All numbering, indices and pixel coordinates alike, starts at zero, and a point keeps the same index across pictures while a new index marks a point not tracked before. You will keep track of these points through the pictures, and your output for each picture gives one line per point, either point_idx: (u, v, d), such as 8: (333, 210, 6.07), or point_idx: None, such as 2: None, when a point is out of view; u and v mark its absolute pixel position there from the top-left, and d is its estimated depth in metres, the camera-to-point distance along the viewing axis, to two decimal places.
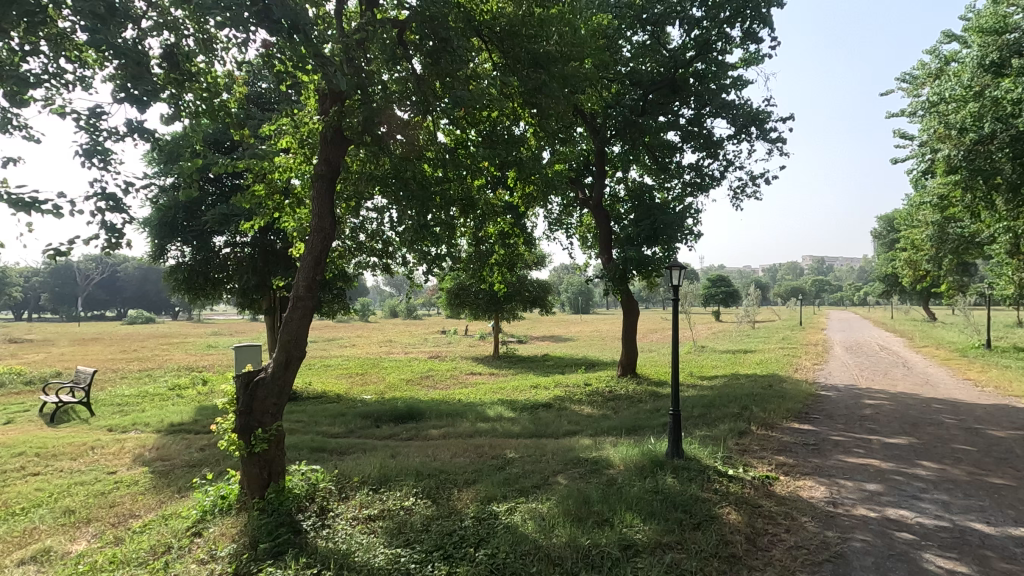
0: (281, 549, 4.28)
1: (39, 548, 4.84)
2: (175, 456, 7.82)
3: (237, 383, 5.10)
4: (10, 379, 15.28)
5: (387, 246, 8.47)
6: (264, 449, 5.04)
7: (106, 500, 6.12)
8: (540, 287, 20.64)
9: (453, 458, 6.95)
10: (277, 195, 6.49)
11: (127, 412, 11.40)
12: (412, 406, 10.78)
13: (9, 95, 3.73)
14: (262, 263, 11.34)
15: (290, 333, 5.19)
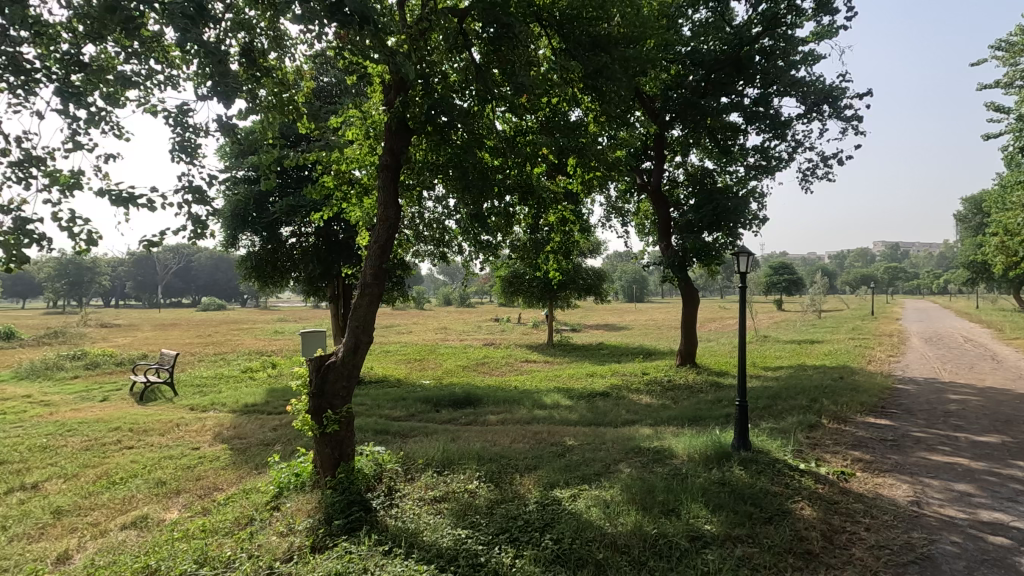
0: (354, 526, 4.47)
1: (138, 514, 5.27)
2: (251, 434, 8.29)
3: (309, 367, 5.36)
4: (104, 360, 16.65)
5: (444, 234, 8.57)
6: (336, 430, 5.26)
7: (193, 473, 6.59)
8: (594, 275, 20.41)
9: (513, 444, 7.02)
10: (343, 185, 6.69)
11: (206, 392, 12.20)
12: (470, 392, 10.98)
13: (106, 96, 3.98)
14: (326, 253, 11.76)
15: (358, 319, 5.37)
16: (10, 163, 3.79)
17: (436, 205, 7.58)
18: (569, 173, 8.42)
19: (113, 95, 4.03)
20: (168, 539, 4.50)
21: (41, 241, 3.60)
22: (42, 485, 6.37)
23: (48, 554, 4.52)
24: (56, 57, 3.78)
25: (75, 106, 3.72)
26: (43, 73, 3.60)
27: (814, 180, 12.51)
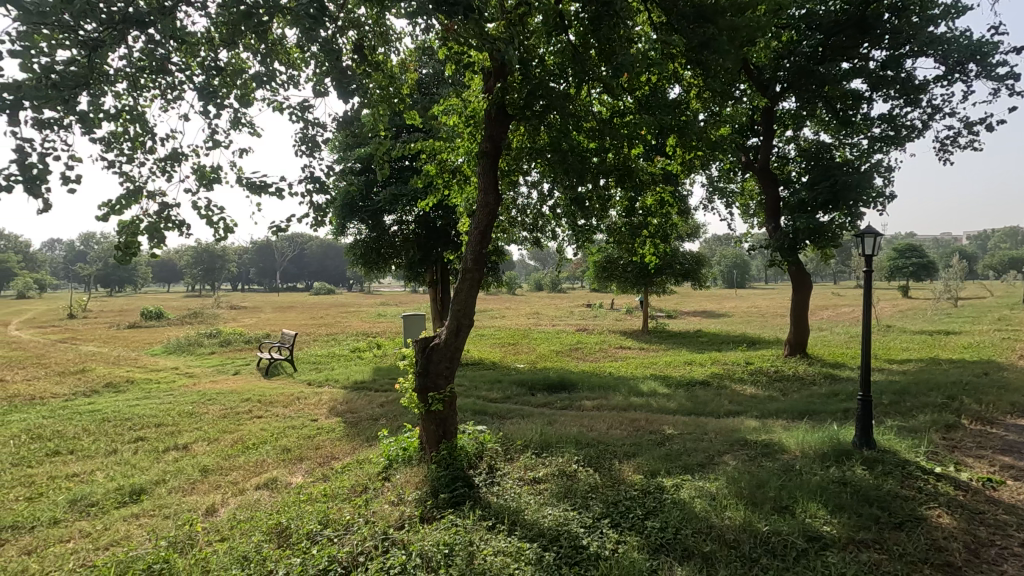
0: (458, 500, 4.66)
1: (270, 477, 5.88)
2: (361, 409, 8.90)
3: (415, 347, 5.63)
4: (235, 338, 18.60)
5: (539, 220, 8.57)
6: (440, 409, 5.50)
7: (313, 442, 7.22)
8: (693, 260, 19.54)
9: (610, 430, 6.95)
10: (445, 173, 6.89)
11: (321, 369, 13.27)
12: (564, 376, 11.03)
13: (239, 97, 4.35)
14: (425, 239, 12.27)
15: (459, 303, 5.54)
16: (157, 160, 4.21)
17: (533, 190, 7.60)
18: (670, 154, 8.04)
19: (245, 96, 4.38)
20: (296, 501, 4.98)
21: (180, 227, 4.02)
22: (191, 446, 7.29)
23: (199, 506, 5.17)
24: (199, 63, 4.15)
25: (215, 109, 4.10)
26: (189, 79, 3.97)
27: (955, 150, 11.08)
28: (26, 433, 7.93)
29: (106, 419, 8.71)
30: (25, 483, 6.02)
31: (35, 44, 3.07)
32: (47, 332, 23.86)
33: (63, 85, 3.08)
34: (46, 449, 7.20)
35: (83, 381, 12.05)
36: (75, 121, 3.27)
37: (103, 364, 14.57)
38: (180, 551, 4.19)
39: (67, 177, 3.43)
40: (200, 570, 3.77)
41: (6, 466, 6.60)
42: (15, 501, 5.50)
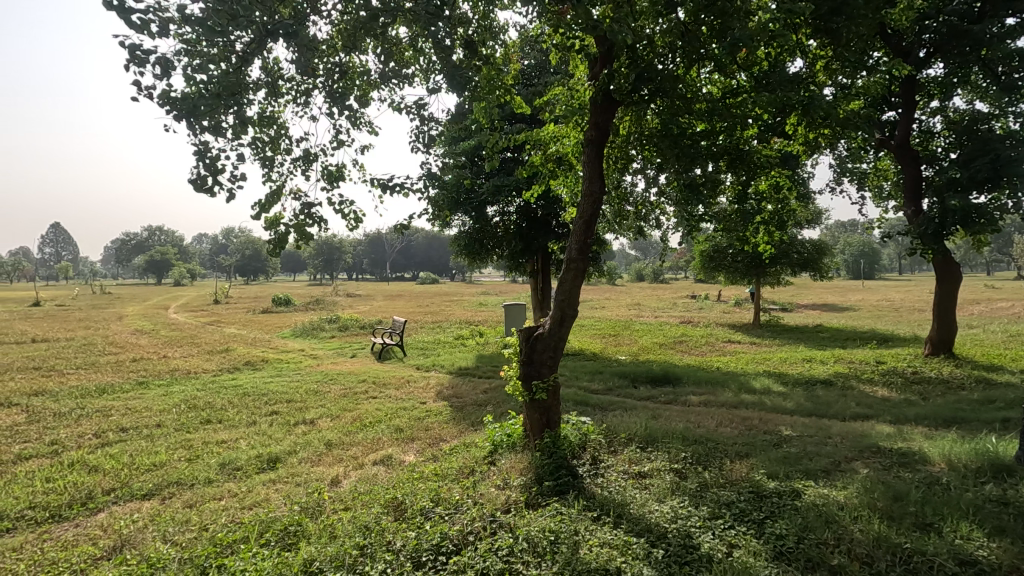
0: (563, 489, 4.69)
1: (385, 454, 6.29)
2: (466, 395, 9.24)
3: (520, 337, 5.72)
4: (351, 323, 20.08)
5: (643, 209, 8.31)
6: (544, 398, 5.54)
7: (423, 423, 7.63)
8: (813, 248, 17.95)
9: (720, 428, 6.63)
10: (550, 163, 6.90)
11: (428, 355, 13.94)
12: (668, 369, 10.68)
13: (360, 98, 4.63)
14: (527, 230, 12.38)
15: (563, 294, 5.52)
16: (293, 161, 4.58)
17: (638, 178, 7.37)
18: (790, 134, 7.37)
19: (364, 96, 4.64)
20: (410, 478, 5.29)
21: (315, 222, 4.33)
22: (317, 422, 7.99)
23: (325, 477, 5.67)
24: (325, 66, 4.44)
25: (341, 110, 4.39)
26: (318, 82, 4.26)
27: None
28: (185, 403, 9.14)
29: (247, 393, 9.80)
30: (185, 446, 6.94)
31: (196, 58, 3.45)
32: (199, 315, 27.31)
33: (222, 95, 3.45)
34: (201, 417, 8.26)
35: (227, 359, 13.64)
36: (232, 126, 3.64)
37: (244, 344, 16.38)
38: (311, 516, 4.61)
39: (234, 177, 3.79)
40: (328, 536, 4.12)
41: (171, 430, 7.65)
42: (178, 460, 6.37)
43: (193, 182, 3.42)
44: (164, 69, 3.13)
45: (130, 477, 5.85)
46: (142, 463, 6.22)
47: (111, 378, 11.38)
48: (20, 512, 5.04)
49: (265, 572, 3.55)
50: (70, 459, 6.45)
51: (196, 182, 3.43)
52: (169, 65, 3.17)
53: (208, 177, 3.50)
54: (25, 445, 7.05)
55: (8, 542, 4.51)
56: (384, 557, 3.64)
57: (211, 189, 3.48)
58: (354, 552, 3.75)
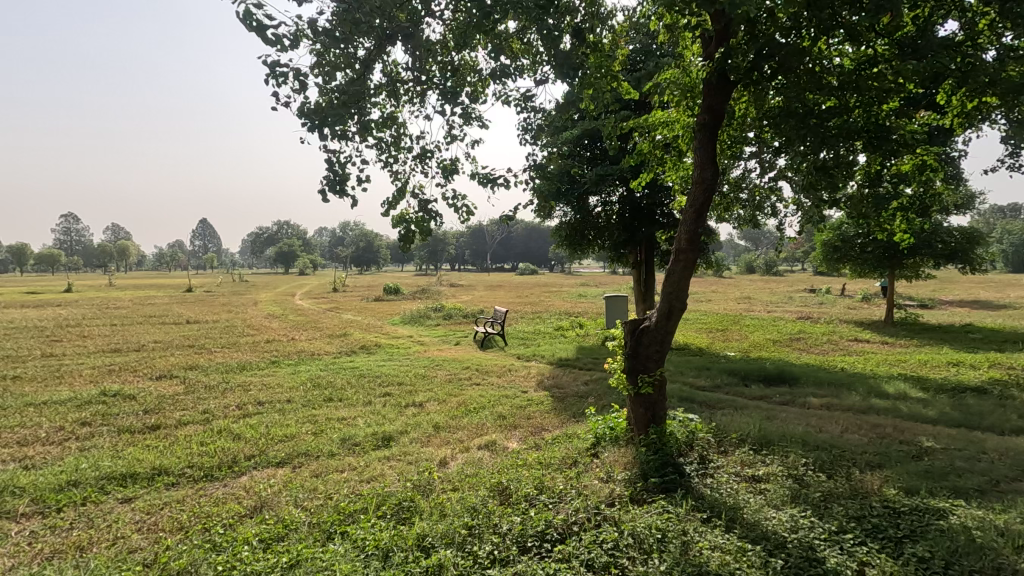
0: (670, 487, 4.54)
1: (489, 440, 6.49)
2: (566, 385, 9.26)
3: (624, 329, 5.63)
4: (455, 312, 20.84)
5: (758, 196, 7.75)
6: (650, 393, 5.40)
7: (525, 412, 7.76)
8: (963, 237, 15.72)
9: (845, 434, 6.07)
10: (658, 150, 6.67)
11: (529, 345, 14.12)
12: (784, 368, 9.94)
13: (471, 93, 4.71)
14: (630, 220, 12.05)
15: (672, 285, 5.31)
16: (413, 159, 4.69)
17: (753, 162, 6.89)
18: (941, 106, 6.46)
19: (474, 92, 4.72)
20: (514, 464, 5.41)
21: (435, 218, 4.33)
22: (425, 405, 8.40)
23: (435, 457, 5.96)
24: (438, 66, 4.54)
25: (453, 106, 4.51)
26: (432, 82, 4.40)
27: None
28: (310, 381, 10.03)
29: (362, 375, 10.55)
30: (311, 421, 7.63)
31: (326, 69, 3.68)
32: (321, 302, 29.74)
33: (348, 101, 3.66)
34: (324, 395, 9.02)
35: (345, 343, 14.76)
36: (358, 131, 3.86)
37: (359, 330, 17.64)
38: (422, 493, 4.88)
39: (361, 179, 3.94)
40: (438, 514, 4.32)
41: (299, 405, 8.45)
42: (305, 433, 7.01)
43: (326, 186, 3.60)
44: (301, 81, 3.35)
45: (266, 446, 6.54)
46: (277, 434, 6.94)
47: (249, 357, 12.78)
48: (181, 470, 5.82)
49: (383, 542, 3.82)
50: (218, 426, 7.34)
51: (326, 185, 3.64)
52: (304, 78, 3.36)
53: (339, 180, 3.66)
54: (184, 412, 8.14)
55: (174, 494, 5.24)
56: (491, 539, 3.75)
57: (339, 192, 3.68)
58: (463, 531, 3.90)
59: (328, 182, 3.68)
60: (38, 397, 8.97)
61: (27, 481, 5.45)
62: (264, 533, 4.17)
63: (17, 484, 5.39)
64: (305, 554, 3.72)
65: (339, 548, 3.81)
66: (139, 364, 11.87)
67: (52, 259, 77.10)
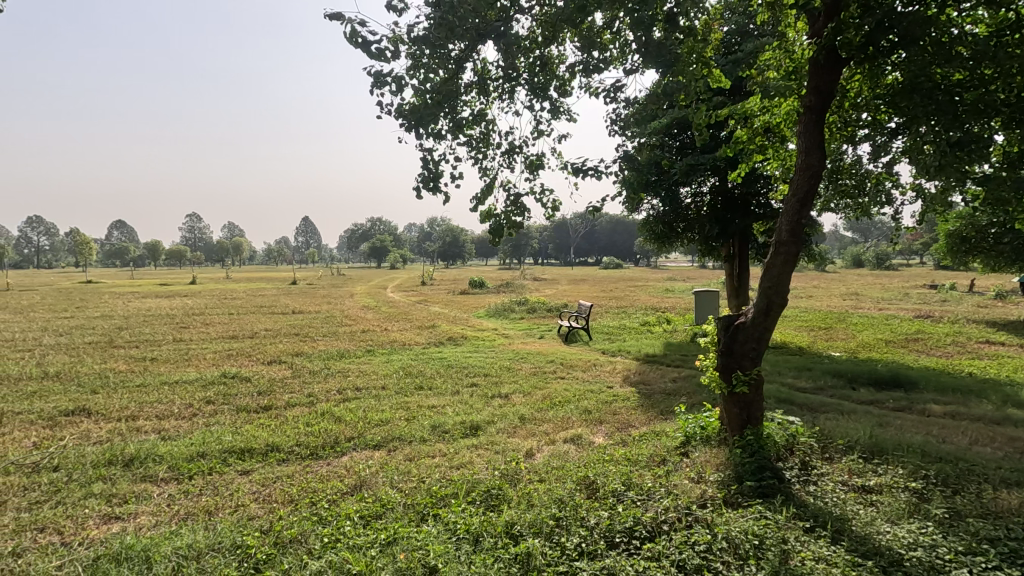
0: (767, 492, 4.30)
1: (575, 433, 6.49)
2: (654, 382, 9.04)
3: (718, 325, 5.40)
4: (539, 306, 20.95)
5: (871, 183, 7.10)
6: (745, 392, 5.14)
7: (611, 407, 7.67)
8: None
9: (974, 446, 5.44)
10: (757, 137, 6.29)
11: (614, 340, 13.91)
12: (899, 371, 9.08)
13: (559, 87, 4.64)
14: (723, 212, 11.49)
15: (771, 279, 4.98)
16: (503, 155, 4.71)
17: (866, 145, 6.31)
18: None
19: (563, 85, 4.64)
20: (601, 459, 5.37)
21: (523, 213, 4.33)
22: (510, 396, 8.54)
23: (521, 448, 6.06)
24: (527, 60, 4.51)
25: (542, 101, 4.47)
26: (521, 77, 4.41)
27: None
28: (403, 370, 10.53)
29: (450, 366, 10.90)
30: (404, 407, 8.02)
31: (420, 71, 3.79)
32: (410, 295, 30.94)
33: (441, 101, 3.75)
34: (415, 383, 9.45)
35: (433, 334, 15.31)
36: (450, 130, 3.94)
37: (447, 322, 18.24)
38: (510, 482, 4.98)
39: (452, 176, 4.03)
40: (526, 503, 4.39)
41: (393, 392, 8.90)
42: (399, 419, 7.38)
43: (420, 183, 3.73)
44: (399, 83, 3.50)
45: (364, 429, 6.97)
46: (373, 418, 7.36)
47: (348, 345, 13.63)
48: (291, 447, 6.35)
49: (473, 527, 3.95)
50: (322, 409, 7.92)
51: (421, 182, 3.77)
52: (402, 81, 3.50)
53: (432, 176, 3.77)
54: (292, 394, 8.86)
55: (284, 469, 5.72)
56: (579, 531, 3.77)
57: (432, 188, 3.80)
58: (550, 522, 3.95)
59: (422, 180, 3.81)
60: (172, 377, 10.11)
61: (164, 451, 6.17)
62: (363, 510, 4.45)
63: (157, 452, 6.13)
64: (401, 532, 3.93)
65: (432, 529, 3.99)
66: (252, 350, 13.02)
67: (180, 255, 86.33)
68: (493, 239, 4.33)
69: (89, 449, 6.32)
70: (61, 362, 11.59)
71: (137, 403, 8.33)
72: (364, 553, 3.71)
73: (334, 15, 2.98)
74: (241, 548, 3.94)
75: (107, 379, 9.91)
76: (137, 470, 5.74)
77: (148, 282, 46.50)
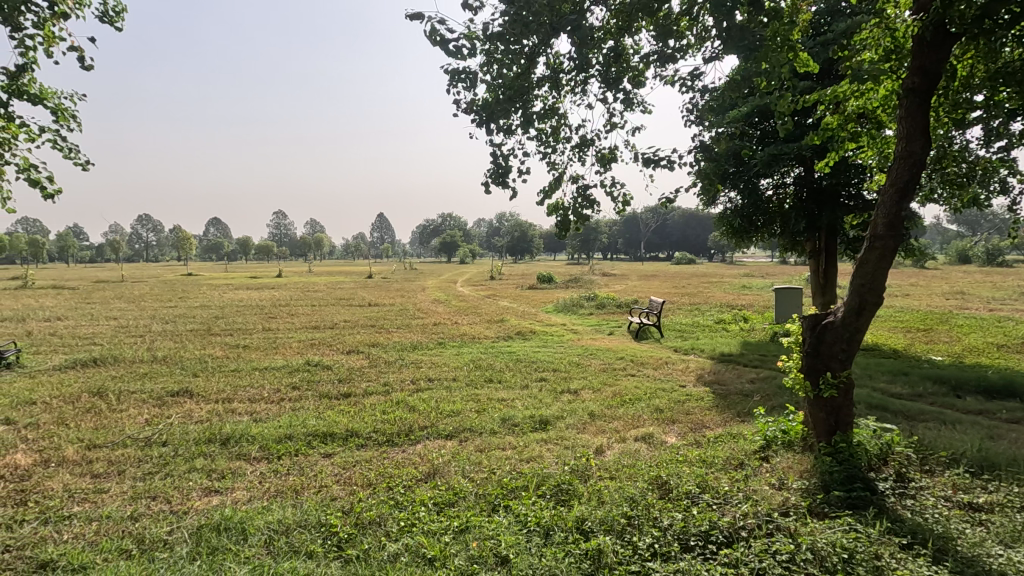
0: (858, 504, 4.02)
1: (646, 432, 6.36)
2: (729, 382, 8.69)
3: (803, 324, 5.10)
4: (608, 301, 20.67)
5: (983, 170, 6.42)
6: (832, 396, 4.84)
7: (684, 407, 7.45)
8: None
9: None
10: (850, 123, 5.86)
11: (687, 337, 13.48)
12: (1013, 378, 8.20)
13: (634, 78, 4.49)
14: (810, 205, 10.83)
15: (864, 276, 4.62)
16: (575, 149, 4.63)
17: (978, 129, 5.73)
18: None
19: (638, 76, 4.49)
20: (674, 460, 5.23)
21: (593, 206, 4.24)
22: (580, 392, 8.50)
23: (591, 445, 6.02)
24: (601, 51, 4.39)
25: (616, 93, 4.33)
26: (594, 70, 4.32)
27: None
28: (473, 363, 10.74)
29: (519, 360, 10.98)
30: (474, 399, 8.18)
31: (495, 66, 3.78)
32: (479, 289, 31.41)
33: (513, 96, 3.73)
34: (485, 376, 9.61)
35: (502, 329, 15.50)
36: (521, 125, 3.92)
37: (515, 316, 18.40)
38: (580, 478, 4.97)
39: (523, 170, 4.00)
40: (597, 500, 4.36)
41: (463, 384, 9.10)
42: (470, 411, 7.54)
43: (489, 176, 3.75)
44: (473, 79, 3.51)
45: (437, 419, 7.18)
46: (445, 409, 7.57)
47: (420, 337, 14.07)
48: (369, 433, 6.65)
49: (544, 520, 3.98)
50: (397, 398, 8.24)
51: (490, 176, 3.79)
52: (475, 77, 3.51)
53: (501, 169, 3.77)
54: (369, 383, 9.28)
55: (363, 454, 6.01)
56: (652, 532, 3.69)
57: (501, 182, 3.80)
58: (622, 520, 3.90)
59: (492, 173, 3.81)
60: (262, 363, 10.87)
61: (256, 432, 6.65)
62: (437, 497, 4.60)
63: (250, 433, 6.62)
64: (474, 521, 4.03)
65: (504, 519, 4.06)
66: (332, 340, 13.73)
67: (268, 250, 92.38)
68: (560, 233, 4.29)
69: (192, 427, 6.92)
70: (168, 347, 12.75)
71: (232, 387, 9.03)
72: (438, 539, 3.83)
73: (415, 15, 3.03)
74: (325, 526, 4.17)
75: (206, 364, 10.80)
76: (233, 448, 6.22)
77: (239, 275, 50.01)
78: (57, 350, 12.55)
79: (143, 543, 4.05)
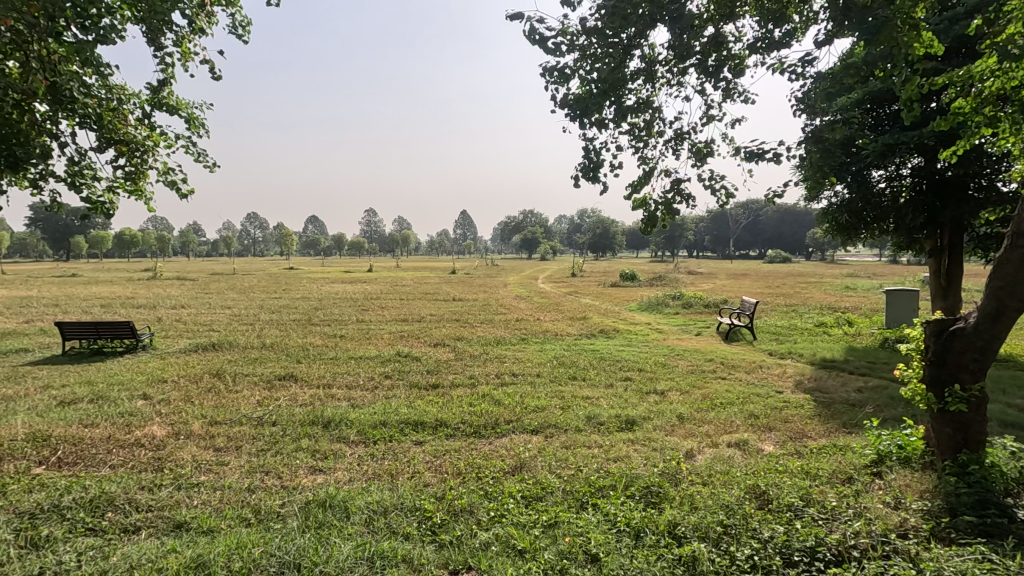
0: (992, 532, 3.59)
1: (741, 438, 6.08)
2: (833, 390, 8.08)
3: (927, 331, 4.65)
4: (695, 300, 19.91)
5: None
6: (961, 411, 4.38)
7: (782, 414, 7.02)
8: None
9: None
10: (989, 107, 5.23)
11: (783, 341, 12.69)
12: None
13: (736, 67, 4.23)
14: (931, 199, 9.84)
15: (1004, 279, 4.10)
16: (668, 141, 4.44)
17: None
18: None
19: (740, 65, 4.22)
20: (772, 469, 4.95)
21: (685, 201, 4.05)
22: (667, 393, 8.27)
23: (681, 448, 5.85)
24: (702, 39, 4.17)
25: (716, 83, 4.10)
26: (692, 60, 4.11)
27: None
28: (556, 359, 10.75)
29: (602, 358, 10.86)
30: (558, 396, 8.20)
31: (589, 59, 3.71)
32: (560, 285, 31.58)
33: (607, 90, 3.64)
34: (569, 373, 9.60)
35: (585, 326, 15.40)
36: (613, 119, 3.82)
37: (598, 314, 18.20)
38: (671, 481, 4.84)
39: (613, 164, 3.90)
40: (690, 505, 4.23)
41: (547, 381, 9.15)
42: (555, 407, 7.56)
43: (579, 170, 3.69)
44: (566, 75, 3.48)
45: (522, 413, 7.27)
46: (529, 404, 7.64)
47: (503, 332, 14.30)
48: (457, 424, 6.86)
49: (634, 521, 3.92)
50: (482, 391, 8.43)
51: (580, 170, 3.74)
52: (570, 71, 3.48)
53: (592, 163, 3.70)
54: (455, 375, 9.57)
55: (452, 444, 6.21)
56: (751, 543, 3.53)
57: (591, 176, 3.74)
58: (718, 528, 3.76)
59: (582, 167, 3.76)
60: (356, 352, 11.52)
61: (354, 417, 7.07)
62: (525, 490, 4.66)
63: (349, 417, 7.04)
64: (562, 516, 4.04)
65: (592, 517, 4.04)
66: (421, 332, 14.29)
67: (359, 246, 97.56)
68: (650, 229, 4.14)
69: (297, 409, 7.49)
70: (274, 335, 13.84)
71: (331, 373, 9.64)
72: (528, 531, 3.89)
73: (514, 14, 3.05)
74: (419, 510, 4.36)
75: (308, 352, 11.62)
76: (334, 431, 6.65)
77: (334, 270, 53.14)
78: (183, 335, 14.02)
79: (260, 514, 4.42)
